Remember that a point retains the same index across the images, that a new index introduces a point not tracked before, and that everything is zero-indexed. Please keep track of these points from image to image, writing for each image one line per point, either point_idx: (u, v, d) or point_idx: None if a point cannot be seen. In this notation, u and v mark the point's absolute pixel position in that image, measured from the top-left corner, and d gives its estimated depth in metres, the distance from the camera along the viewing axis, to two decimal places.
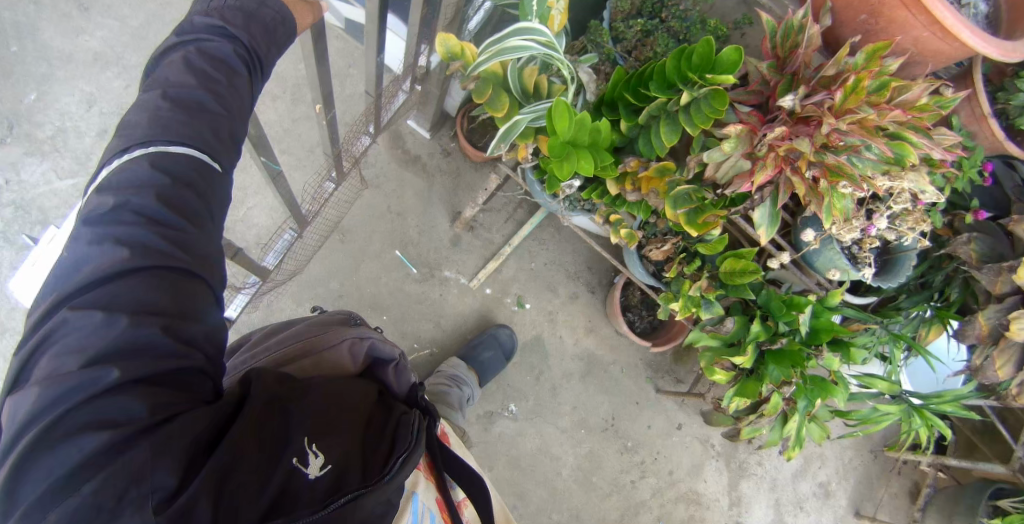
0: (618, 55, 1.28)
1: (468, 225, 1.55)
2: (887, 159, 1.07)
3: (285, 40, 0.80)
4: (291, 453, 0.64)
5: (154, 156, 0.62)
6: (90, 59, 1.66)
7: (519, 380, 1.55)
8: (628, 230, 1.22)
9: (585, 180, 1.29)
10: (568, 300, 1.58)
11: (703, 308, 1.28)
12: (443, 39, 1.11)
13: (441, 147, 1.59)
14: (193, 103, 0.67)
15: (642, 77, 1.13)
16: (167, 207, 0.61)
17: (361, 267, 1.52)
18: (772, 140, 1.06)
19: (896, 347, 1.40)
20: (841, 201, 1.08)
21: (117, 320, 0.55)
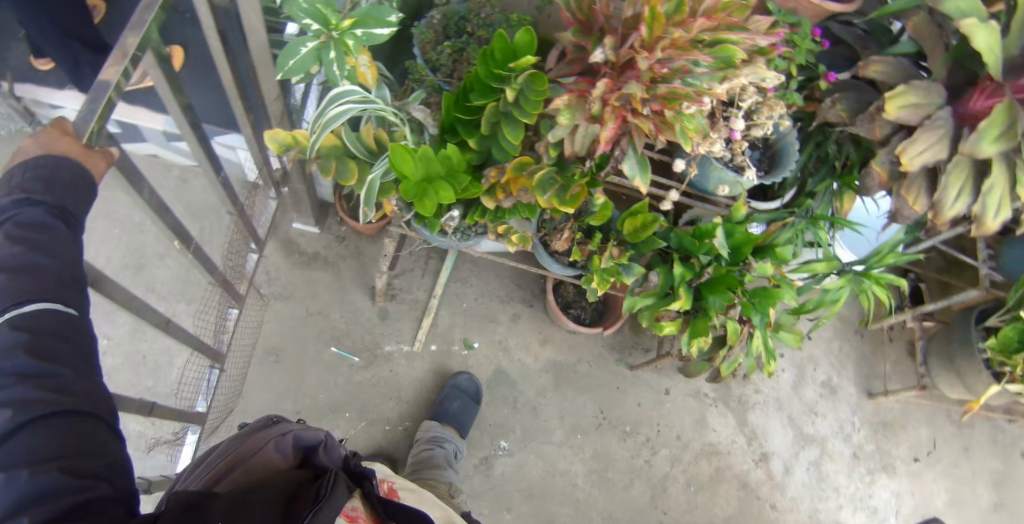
0: (441, 82, 1.32)
1: (388, 294, 1.56)
2: (719, 67, 1.09)
3: (88, 192, 0.82)
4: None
5: (9, 320, 0.68)
6: None
7: (499, 416, 1.55)
8: (519, 235, 1.26)
9: (465, 207, 1.32)
10: (511, 323, 1.60)
11: (624, 273, 1.30)
12: (270, 136, 1.13)
13: (334, 235, 1.62)
14: (30, 267, 0.72)
15: (465, 93, 1.16)
16: (39, 362, 0.67)
17: (306, 377, 1.50)
18: (602, 95, 1.05)
19: (818, 230, 1.43)
20: (691, 122, 1.08)
21: (19, 474, 0.59)
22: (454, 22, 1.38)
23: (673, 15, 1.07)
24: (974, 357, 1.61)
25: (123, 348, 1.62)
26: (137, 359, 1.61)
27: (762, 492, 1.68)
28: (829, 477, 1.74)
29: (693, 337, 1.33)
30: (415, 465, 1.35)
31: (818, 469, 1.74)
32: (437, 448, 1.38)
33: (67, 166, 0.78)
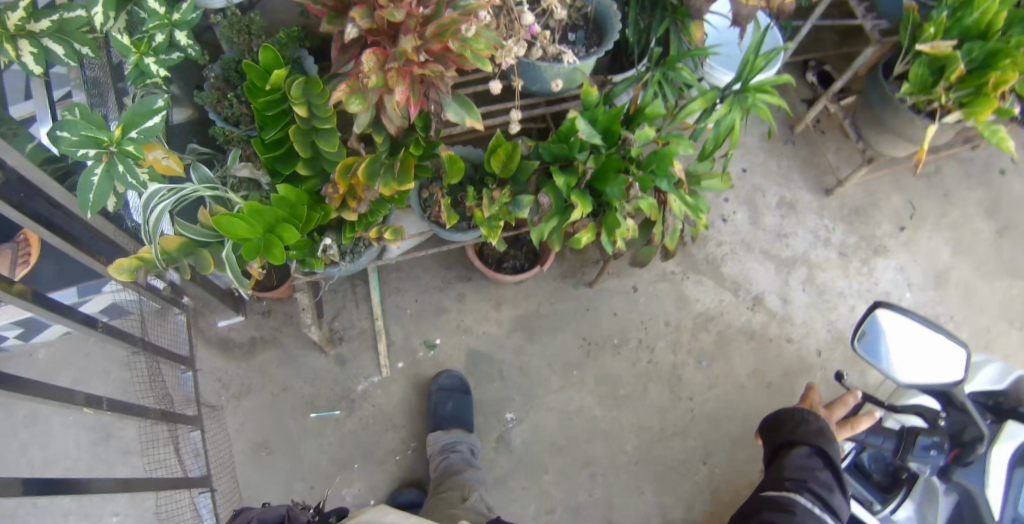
0: (248, 132, 1.38)
1: (335, 338, 1.54)
2: None
3: None
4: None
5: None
6: None
7: (495, 392, 1.53)
8: (389, 229, 1.27)
9: (338, 229, 1.33)
10: (460, 303, 1.58)
11: (515, 208, 1.31)
12: (115, 269, 1.09)
13: (259, 313, 1.58)
14: None
15: (266, 132, 1.19)
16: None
17: (301, 451, 1.48)
18: (376, 68, 1.00)
19: (676, 72, 1.38)
20: (477, 43, 1.03)
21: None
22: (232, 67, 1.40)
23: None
24: (898, 108, 1.58)
25: (135, 514, 1.60)
26: (150, 519, 1.59)
27: (771, 332, 1.65)
28: (825, 285, 1.72)
29: (612, 233, 1.34)
30: (439, 479, 1.31)
31: (812, 284, 1.72)
32: (453, 454, 1.35)
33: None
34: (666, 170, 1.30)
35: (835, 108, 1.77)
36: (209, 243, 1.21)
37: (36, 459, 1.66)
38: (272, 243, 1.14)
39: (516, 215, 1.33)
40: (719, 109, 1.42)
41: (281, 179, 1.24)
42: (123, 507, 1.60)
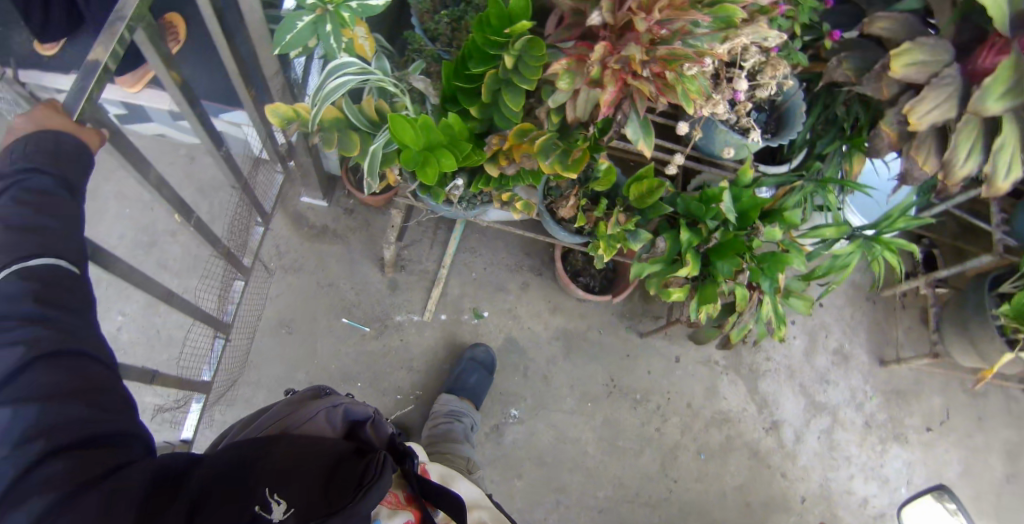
0: (440, 51, 1.37)
1: (397, 265, 1.57)
2: (718, 25, 1.11)
3: (86, 160, 0.79)
4: (253, 503, 0.64)
5: (24, 270, 0.69)
6: None
7: (511, 384, 1.56)
8: (523, 202, 1.28)
9: (469, 176, 1.35)
10: (520, 291, 1.60)
11: (629, 239, 1.33)
12: (270, 109, 1.15)
13: (342, 207, 1.61)
14: (35, 227, 0.72)
15: (462, 60, 1.19)
16: (46, 308, 0.68)
17: (318, 345, 1.51)
18: (599, 58, 1.06)
19: (827, 193, 1.40)
20: (693, 84, 1.09)
21: (27, 412, 0.61)
22: None
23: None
24: (987, 323, 1.56)
25: (138, 326, 1.62)
26: (153, 335, 1.62)
27: (772, 461, 1.67)
28: (840, 446, 1.73)
29: (702, 304, 1.35)
30: (435, 439, 1.35)
31: (829, 438, 1.72)
32: (455, 422, 1.39)
33: (70, 139, 0.76)
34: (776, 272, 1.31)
35: (928, 293, 1.79)
36: (361, 129, 1.23)
37: None
38: (426, 161, 1.16)
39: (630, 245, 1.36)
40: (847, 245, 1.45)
41: (450, 106, 1.26)
42: (131, 313, 1.62)
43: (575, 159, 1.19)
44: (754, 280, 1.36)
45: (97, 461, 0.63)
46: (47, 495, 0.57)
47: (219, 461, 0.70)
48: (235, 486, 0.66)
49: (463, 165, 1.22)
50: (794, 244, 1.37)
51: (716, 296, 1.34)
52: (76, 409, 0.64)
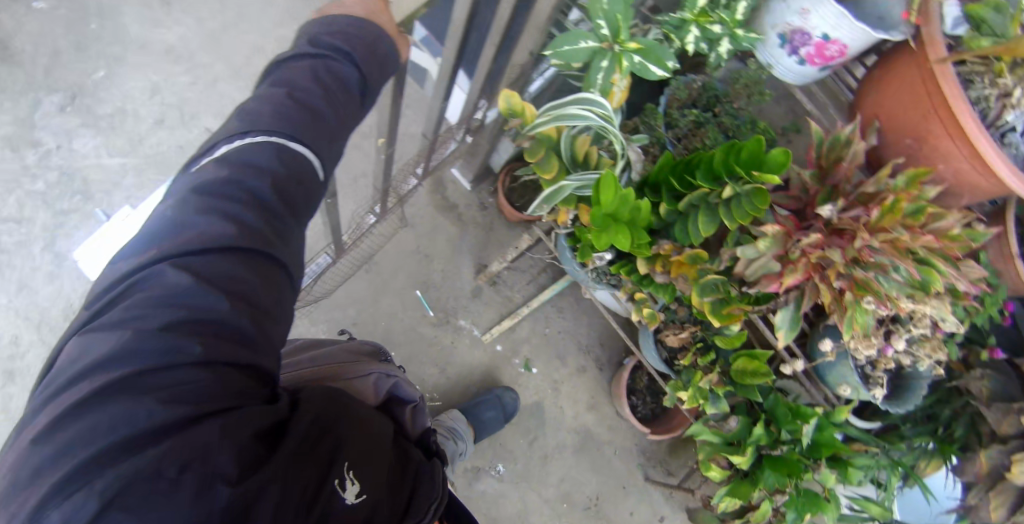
0: (668, 140, 1.42)
1: (491, 278, 1.55)
2: (913, 283, 1.28)
3: (385, 75, 0.94)
4: (335, 475, 0.74)
5: (279, 148, 0.76)
6: (164, 52, 1.70)
7: (512, 442, 1.54)
8: (651, 311, 1.36)
9: (616, 255, 1.43)
10: (575, 372, 1.57)
11: (710, 401, 1.39)
12: (508, 95, 1.28)
13: (479, 200, 1.59)
14: (313, 109, 0.81)
15: (689, 165, 1.33)
16: (276, 197, 0.75)
17: (381, 300, 1.53)
18: (806, 246, 1.31)
19: (893, 476, 1.44)
20: (862, 315, 1.30)
21: (208, 299, 0.64)
22: (709, 95, 1.45)
23: (911, 218, 1.27)
24: None
25: None
26: None
27: None
28: None
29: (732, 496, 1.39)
30: None
31: None
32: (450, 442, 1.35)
33: (382, 47, 0.90)
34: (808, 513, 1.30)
35: None
36: (567, 162, 1.37)
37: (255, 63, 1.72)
38: (601, 227, 1.26)
39: (705, 405, 1.42)
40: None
41: (648, 191, 1.41)
42: None
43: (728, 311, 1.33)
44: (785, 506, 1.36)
45: (229, 372, 0.65)
46: (178, 408, 0.59)
47: (314, 409, 0.79)
48: (326, 442, 0.77)
49: (629, 250, 1.32)
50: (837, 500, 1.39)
51: (747, 497, 1.38)
52: (244, 317, 0.67)
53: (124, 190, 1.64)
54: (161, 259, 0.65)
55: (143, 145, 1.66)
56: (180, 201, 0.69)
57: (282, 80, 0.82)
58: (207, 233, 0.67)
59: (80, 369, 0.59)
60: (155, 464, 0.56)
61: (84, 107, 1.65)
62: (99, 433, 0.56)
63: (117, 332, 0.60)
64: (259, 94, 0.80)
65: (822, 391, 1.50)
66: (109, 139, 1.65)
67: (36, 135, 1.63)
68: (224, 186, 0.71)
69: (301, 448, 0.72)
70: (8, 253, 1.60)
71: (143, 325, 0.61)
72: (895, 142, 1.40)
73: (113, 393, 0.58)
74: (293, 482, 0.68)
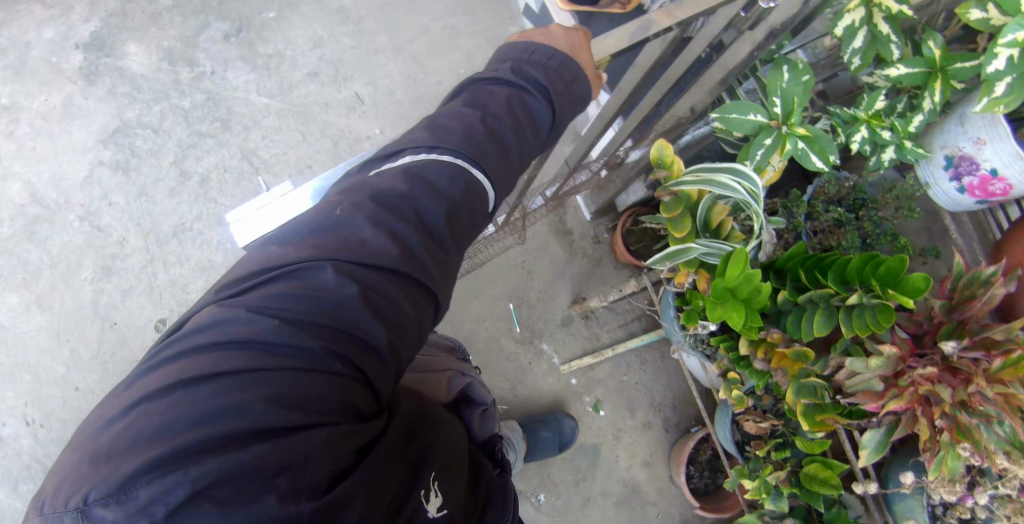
0: (805, 232, 1.44)
1: (585, 312, 1.55)
2: (1016, 441, 1.25)
3: (579, 112, 0.90)
4: (424, 483, 0.68)
5: (464, 173, 0.74)
6: (335, 9, 1.77)
7: (559, 476, 1.54)
8: (741, 394, 1.33)
9: (717, 328, 1.41)
10: (639, 426, 1.55)
11: (771, 497, 1.37)
12: (663, 144, 1.26)
13: (595, 233, 1.59)
14: (500, 137, 0.79)
15: (821, 262, 1.35)
16: (446, 223, 0.72)
17: (472, 302, 1.55)
18: (918, 377, 1.30)
19: None
20: (954, 459, 1.29)
21: (352, 305, 0.60)
22: (855, 198, 1.44)
23: None
24: None
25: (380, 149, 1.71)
26: None
27: None
28: None
29: None
30: None
31: None
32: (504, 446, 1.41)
33: (582, 87, 0.86)
34: None
35: None
36: (699, 227, 1.36)
37: (416, 44, 1.76)
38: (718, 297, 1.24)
39: (765, 500, 1.40)
40: None
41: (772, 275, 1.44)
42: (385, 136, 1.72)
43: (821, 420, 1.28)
44: None
45: (353, 391, 0.58)
46: (286, 415, 0.53)
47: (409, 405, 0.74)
48: (417, 443, 0.71)
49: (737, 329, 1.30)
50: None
51: None
52: (383, 337, 0.61)
53: (259, 128, 1.71)
54: (322, 255, 0.62)
55: (289, 92, 1.73)
56: (352, 202, 0.67)
57: (479, 101, 0.80)
58: (370, 243, 0.65)
59: (213, 342, 0.55)
60: (252, 465, 0.49)
61: (247, 42, 1.75)
62: (206, 417, 0.50)
63: (260, 319, 0.56)
64: (451, 111, 0.79)
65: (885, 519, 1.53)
66: (261, 77, 1.74)
67: (197, 56, 1.74)
68: (399, 200, 0.69)
69: (397, 448, 0.66)
70: (140, 159, 1.71)
71: (284, 317, 0.57)
72: None
73: (232, 379, 0.53)
74: (388, 484, 0.62)
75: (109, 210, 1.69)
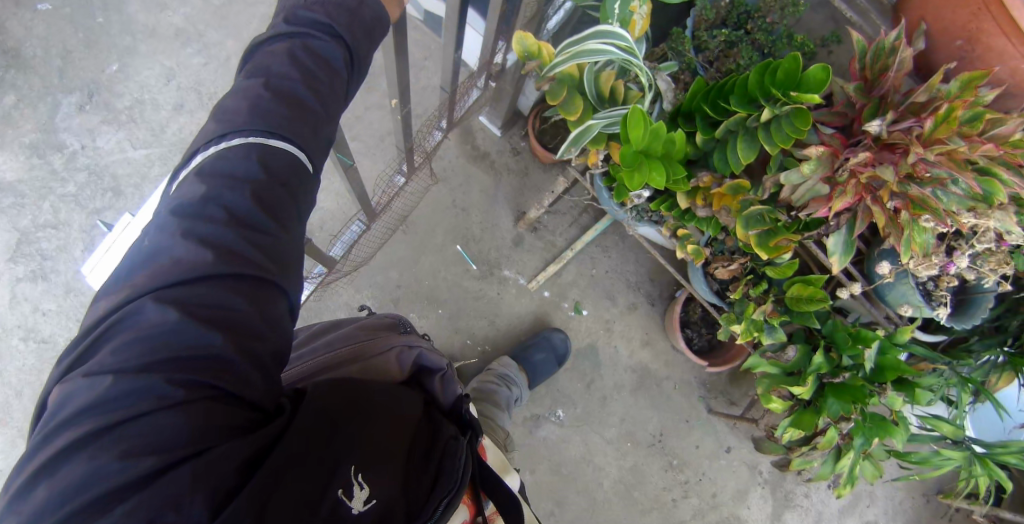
0: (699, 64, 1.49)
1: (531, 225, 1.56)
2: (974, 196, 1.27)
3: (378, 35, 0.95)
4: (339, 484, 0.78)
5: (257, 148, 0.78)
6: (172, 34, 1.82)
7: (569, 387, 1.57)
8: (696, 246, 1.38)
9: (654, 192, 1.45)
10: (626, 311, 1.58)
11: (766, 331, 1.42)
12: (523, 37, 1.28)
13: (511, 146, 1.61)
14: (290, 93, 0.83)
15: (723, 91, 1.36)
16: (258, 209, 0.76)
17: (422, 259, 1.56)
18: (855, 166, 1.29)
19: (964, 390, 1.52)
20: (920, 234, 1.32)
21: (184, 332, 0.67)
22: (739, 13, 1.50)
23: (967, 126, 1.24)
24: None
25: None
26: None
27: None
28: None
29: (796, 426, 1.43)
30: (480, 394, 1.41)
31: None
32: (504, 388, 1.43)
33: (371, 8, 0.91)
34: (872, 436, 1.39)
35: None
36: (596, 101, 1.42)
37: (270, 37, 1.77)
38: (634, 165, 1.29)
39: (762, 336, 1.44)
40: (952, 448, 1.55)
41: (682, 120, 1.45)
42: None
43: (775, 243, 1.35)
44: (851, 431, 1.44)
45: (208, 412, 0.68)
46: (143, 460, 0.62)
47: (318, 407, 0.83)
48: (327, 448, 0.80)
49: (666, 186, 1.35)
50: (905, 420, 1.47)
51: (812, 426, 1.42)
52: (225, 345, 0.69)
53: (150, 180, 1.76)
54: (139, 296, 0.68)
55: (163, 132, 1.78)
56: (158, 230, 0.72)
57: (263, 67, 0.84)
58: (186, 261, 0.70)
59: (66, 413, 0.63)
60: (124, 522, 0.59)
61: (102, 103, 1.78)
62: (76, 488, 0.60)
63: (97, 380, 0.63)
64: (237, 88, 0.82)
65: (882, 312, 1.55)
66: (130, 132, 1.78)
67: (60, 139, 1.76)
68: (200, 207, 0.73)
69: (300, 460, 0.76)
70: (53, 260, 1.70)
71: (121, 369, 0.64)
72: (946, 45, 1.40)
73: (87, 446, 0.61)
74: (292, 501, 0.73)
75: (46, 321, 1.68)
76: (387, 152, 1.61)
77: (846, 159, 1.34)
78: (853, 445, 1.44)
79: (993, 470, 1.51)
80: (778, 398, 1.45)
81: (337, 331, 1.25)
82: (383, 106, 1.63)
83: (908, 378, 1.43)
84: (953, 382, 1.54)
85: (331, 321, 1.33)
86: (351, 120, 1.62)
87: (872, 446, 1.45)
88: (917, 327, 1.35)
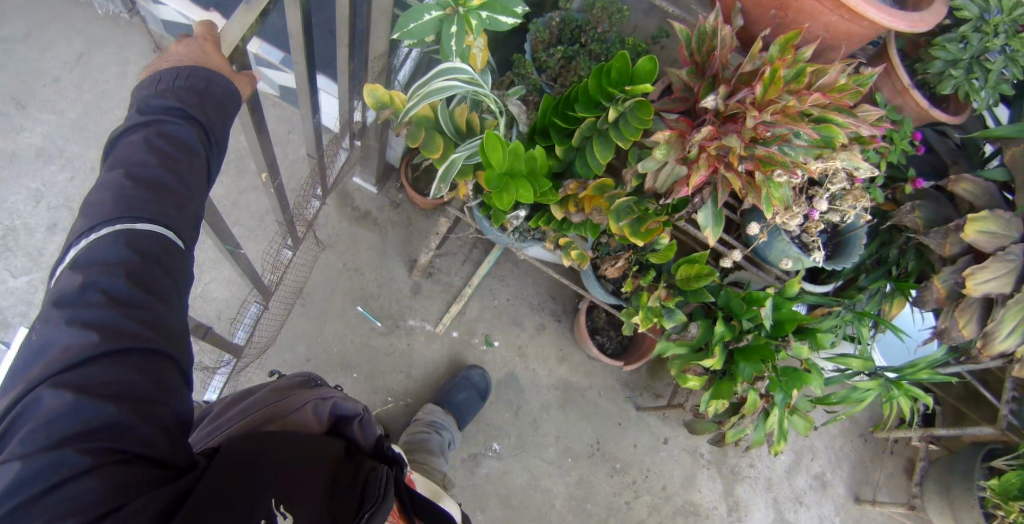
0: (544, 83, 1.57)
1: (425, 271, 1.70)
2: (818, 143, 1.30)
3: (231, 110, 0.94)
4: (260, 514, 0.71)
5: (125, 233, 0.75)
6: (33, 154, 1.89)
7: (497, 418, 1.68)
8: (578, 250, 1.44)
9: (530, 211, 1.50)
10: (536, 331, 1.74)
11: (665, 316, 1.46)
12: (371, 90, 1.31)
13: (389, 199, 1.73)
14: (152, 179, 0.81)
15: (570, 100, 1.39)
16: (135, 288, 0.73)
17: (326, 326, 1.64)
18: (701, 142, 1.28)
19: (861, 324, 1.56)
20: (778, 190, 1.31)
21: (87, 408, 0.64)
22: (571, 30, 1.58)
23: (793, 83, 1.29)
24: (970, 491, 1.60)
25: None
26: None
27: None
28: None
29: (715, 397, 1.46)
30: (411, 446, 1.44)
31: None
32: (434, 434, 1.48)
33: (220, 86, 0.90)
34: (790, 389, 1.42)
35: (920, 445, 1.78)
36: (450, 135, 1.42)
37: None
38: (503, 187, 1.30)
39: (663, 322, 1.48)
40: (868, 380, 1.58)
41: (538, 138, 1.47)
42: None
43: (648, 229, 1.39)
44: (769, 389, 1.46)
45: (122, 473, 0.64)
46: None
47: (228, 461, 0.77)
48: (244, 485, 0.73)
49: (537, 200, 1.38)
50: (817, 367, 1.48)
51: (731, 394, 1.46)
52: (133, 418, 0.67)
53: (36, 305, 1.81)
54: (35, 384, 0.64)
55: (42, 256, 1.84)
56: (42, 321, 0.69)
57: (120, 159, 0.81)
58: (72, 343, 0.67)
59: None
60: None
61: None
62: None
63: (2, 469, 0.59)
64: (99, 183, 0.80)
65: (770, 273, 1.59)
66: (6, 261, 1.82)
67: None
68: (79, 294, 0.70)
69: (220, 501, 0.70)
70: None
71: (24, 455, 0.60)
72: (761, 17, 1.48)
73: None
74: None
75: None
76: (270, 230, 1.65)
77: (693, 137, 1.32)
78: (775, 403, 1.46)
79: (910, 390, 1.56)
80: (693, 376, 1.48)
81: (243, 401, 1.06)
82: (258, 187, 1.67)
83: (807, 326, 1.47)
84: (850, 319, 1.58)
85: (239, 392, 1.14)
86: (227, 205, 1.66)
87: (793, 399, 1.47)
88: (799, 277, 1.41)
